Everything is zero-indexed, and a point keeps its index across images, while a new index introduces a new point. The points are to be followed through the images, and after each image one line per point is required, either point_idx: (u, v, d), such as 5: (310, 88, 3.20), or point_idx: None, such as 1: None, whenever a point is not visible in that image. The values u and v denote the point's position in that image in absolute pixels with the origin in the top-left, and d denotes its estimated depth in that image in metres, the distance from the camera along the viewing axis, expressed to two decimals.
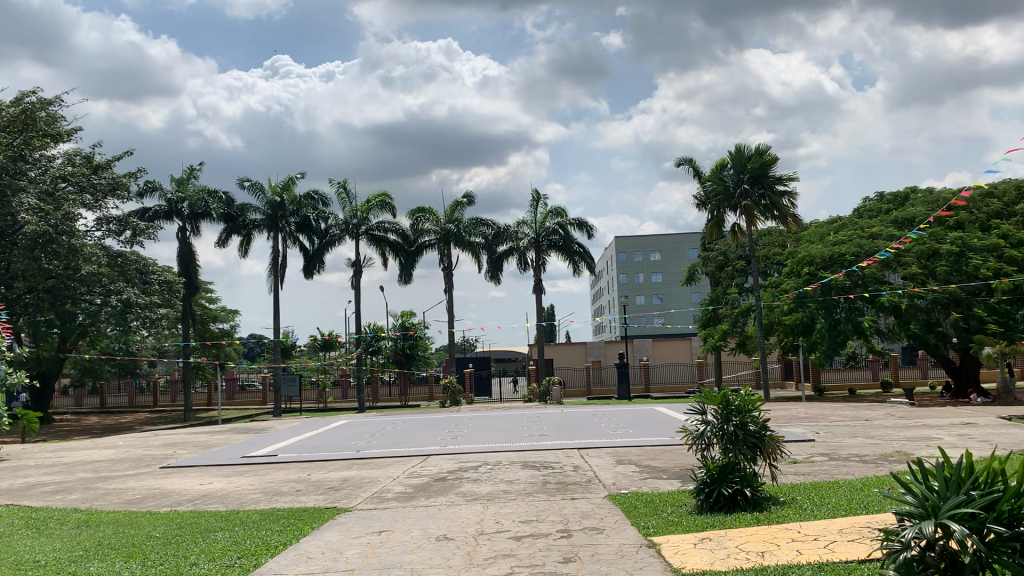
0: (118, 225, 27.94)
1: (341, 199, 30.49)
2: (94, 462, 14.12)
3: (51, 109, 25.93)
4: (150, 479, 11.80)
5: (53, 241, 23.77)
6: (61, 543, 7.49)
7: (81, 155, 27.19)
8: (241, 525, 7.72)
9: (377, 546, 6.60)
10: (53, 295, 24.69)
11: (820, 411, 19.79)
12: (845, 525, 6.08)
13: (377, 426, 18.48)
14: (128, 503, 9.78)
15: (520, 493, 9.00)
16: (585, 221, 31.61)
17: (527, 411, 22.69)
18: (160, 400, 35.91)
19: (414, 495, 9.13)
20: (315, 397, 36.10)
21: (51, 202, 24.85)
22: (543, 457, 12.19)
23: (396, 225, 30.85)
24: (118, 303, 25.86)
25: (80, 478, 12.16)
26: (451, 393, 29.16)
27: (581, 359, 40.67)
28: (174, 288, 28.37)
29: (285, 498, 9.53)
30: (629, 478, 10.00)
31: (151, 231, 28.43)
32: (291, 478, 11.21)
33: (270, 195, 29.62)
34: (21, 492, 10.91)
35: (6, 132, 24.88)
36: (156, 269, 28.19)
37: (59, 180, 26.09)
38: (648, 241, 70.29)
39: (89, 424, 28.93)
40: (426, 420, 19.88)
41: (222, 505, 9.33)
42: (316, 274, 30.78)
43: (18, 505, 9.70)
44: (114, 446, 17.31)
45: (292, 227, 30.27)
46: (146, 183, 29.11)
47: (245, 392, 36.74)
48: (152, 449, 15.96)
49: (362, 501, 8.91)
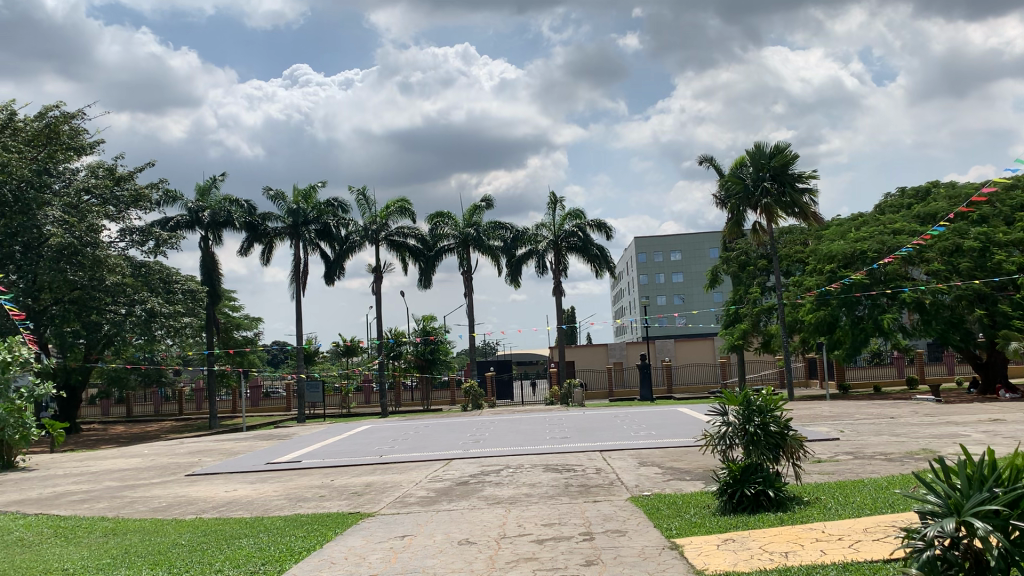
0: (141, 235, 28.25)
1: (360, 205, 30.65)
2: (121, 470, 14.32)
3: (74, 123, 26.29)
4: (177, 487, 11.95)
5: (77, 253, 24.11)
6: (89, 551, 7.59)
7: (104, 167, 27.52)
8: (266, 532, 7.79)
9: (400, 551, 6.62)
10: (79, 306, 25.11)
11: (844, 409, 19.65)
12: (870, 525, 6.02)
13: (401, 431, 18.57)
14: (154, 511, 9.90)
15: (543, 497, 9.00)
16: (604, 222, 31.53)
17: (549, 414, 22.69)
18: (185, 409, 36.27)
19: (437, 499, 9.16)
20: (338, 403, 36.25)
21: (75, 215, 25.19)
22: (565, 459, 12.17)
23: (415, 229, 30.97)
24: (142, 312, 26.06)
25: (108, 487, 12.33)
26: (473, 397, 29.17)
27: (604, 361, 40.57)
28: (197, 297, 28.56)
29: (309, 503, 9.59)
30: (652, 480, 9.98)
31: (174, 241, 28.67)
32: (315, 483, 11.29)
33: (290, 204, 29.86)
34: (50, 502, 11.06)
35: (31, 146, 25.31)
36: (179, 279, 28.45)
37: (83, 192, 26.44)
38: (669, 241, 70.09)
39: (115, 432, 29.27)
40: (449, 424, 19.93)
41: (247, 511, 9.41)
42: (337, 280, 30.95)
43: (47, 514, 9.86)
44: (141, 454, 17.53)
45: (312, 234, 30.45)
46: (168, 194, 29.43)
47: (269, 399, 37.00)
48: (178, 457, 16.14)
49: (385, 506, 8.95)
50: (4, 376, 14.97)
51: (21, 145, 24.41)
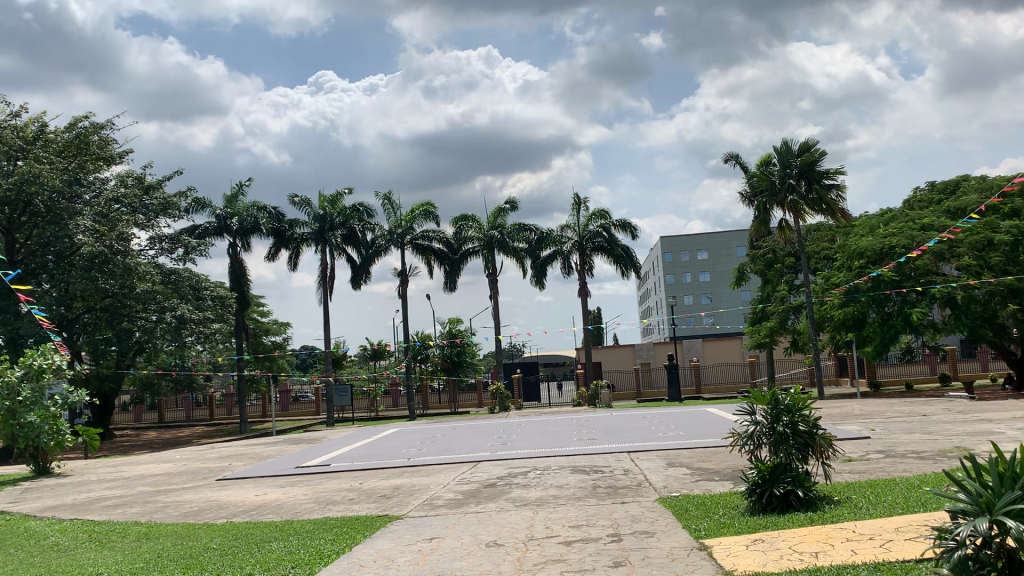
0: (170, 243, 28.60)
1: (385, 210, 30.80)
2: (154, 475, 14.50)
3: (103, 133, 26.67)
4: (208, 491, 12.08)
5: (109, 261, 24.44)
6: (122, 555, 7.70)
7: (133, 176, 27.86)
8: (295, 535, 7.84)
9: (428, 553, 6.64)
10: (111, 313, 25.49)
11: (875, 407, 19.43)
12: (901, 524, 5.94)
13: (429, 434, 18.64)
14: (185, 515, 10.01)
15: (571, 498, 8.98)
16: (629, 222, 31.42)
17: (575, 415, 22.67)
18: (216, 414, 36.70)
19: (464, 502, 9.18)
20: (366, 407, 36.42)
21: (105, 224, 25.54)
22: (592, 461, 12.13)
23: (439, 233, 31.06)
24: (172, 319, 26.45)
25: (140, 491, 12.48)
26: (499, 399, 29.17)
27: (631, 361, 40.43)
28: (226, 303, 28.87)
29: (338, 507, 9.65)
30: (681, 481, 9.91)
31: (203, 248, 28.98)
32: (343, 487, 11.35)
33: (317, 209, 30.07)
34: (84, 507, 11.23)
35: (61, 157, 25.69)
36: (208, 286, 28.75)
37: (113, 202, 26.81)
38: (695, 241, 69.70)
39: (148, 438, 29.67)
40: (476, 427, 19.96)
41: (277, 515, 9.49)
42: (363, 284, 31.11)
43: (82, 520, 10.00)
44: (172, 459, 17.75)
45: (339, 239, 30.64)
46: (196, 202, 29.76)
47: (299, 404, 37.31)
48: (209, 462, 16.31)
49: (413, 509, 8.98)
50: (38, 383, 15.32)
51: (52, 156, 24.79)
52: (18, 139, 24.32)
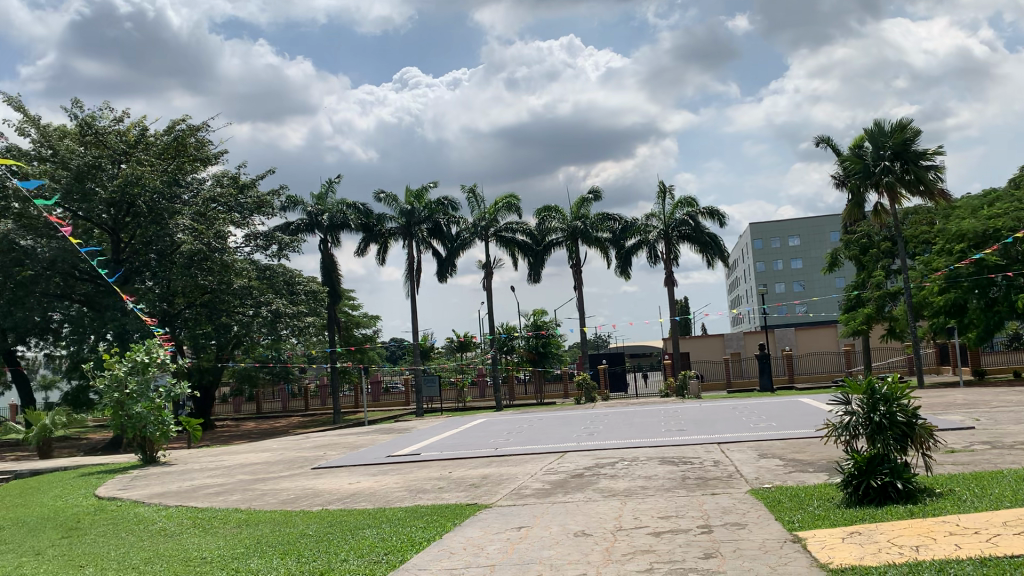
0: (265, 240, 29.53)
1: (470, 203, 31.06)
2: (253, 464, 15.05)
3: (199, 135, 27.69)
4: (304, 479, 12.46)
5: (207, 258, 25.39)
6: (224, 540, 8.02)
7: (228, 176, 28.85)
8: (387, 523, 8.03)
9: (516, 542, 6.70)
10: (210, 309, 26.48)
11: (981, 397, 18.58)
12: (1010, 518, 5.68)
13: (516, 424, 18.76)
14: (282, 503, 10.34)
15: (660, 489, 8.90)
16: (716, 209, 30.86)
17: (664, 406, 22.45)
18: (310, 404, 37.80)
19: (552, 492, 9.21)
20: (454, 398, 36.91)
21: (203, 223, 26.50)
22: (681, 452, 11.99)
23: (523, 224, 31.16)
24: (268, 313, 27.30)
25: (241, 479, 12.97)
26: (586, 390, 29.10)
27: (720, 351, 39.75)
28: (319, 297, 29.67)
29: (428, 495, 9.82)
30: (773, 472, 9.70)
31: (295, 244, 29.82)
32: (433, 476, 11.54)
33: (402, 204, 30.55)
34: (189, 494, 11.73)
35: (161, 159, 26.79)
36: (301, 280, 29.55)
37: (210, 201, 27.80)
38: (786, 226, 67.93)
39: (248, 428, 30.81)
40: (564, 417, 19.99)
41: (370, 503, 9.72)
42: (449, 277, 31.46)
43: (187, 506, 10.46)
44: (270, 449, 18.39)
45: (424, 233, 31.07)
46: (288, 199, 30.62)
47: (389, 395, 38.07)
48: (305, 451, 16.83)
49: (502, 498, 9.06)
50: (144, 375, 16.10)
51: (152, 158, 25.88)
52: (121, 143, 25.49)
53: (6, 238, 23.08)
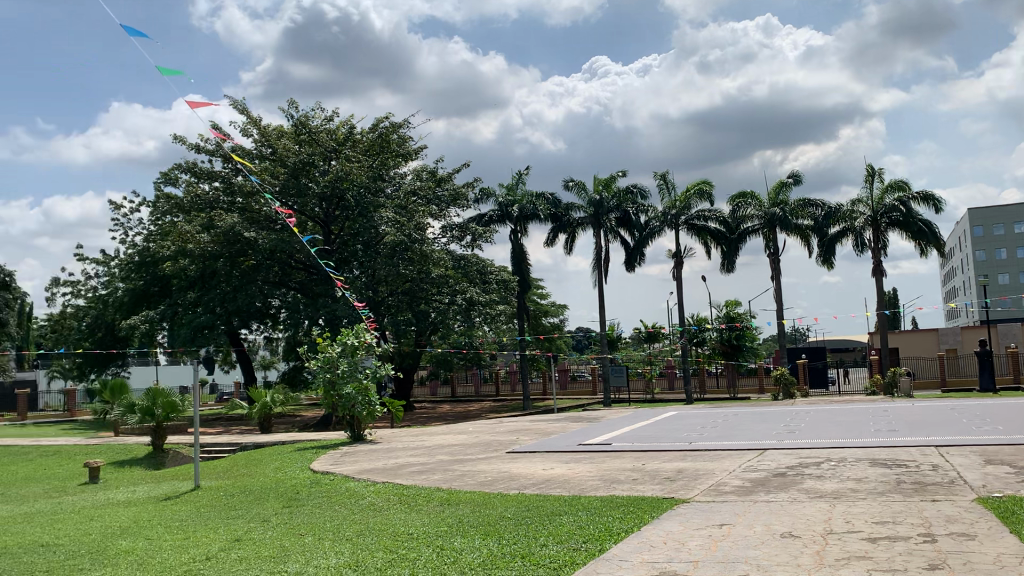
0: (460, 231, 30.52)
1: (661, 191, 30.58)
2: (451, 445, 15.61)
3: (402, 131, 28.96)
4: (499, 463, 12.75)
5: (407, 249, 26.59)
6: (429, 518, 8.35)
7: (427, 170, 30.04)
8: (585, 511, 8.05)
9: (719, 539, 6.50)
10: (411, 296, 27.74)
11: None
12: None
13: (709, 418, 18.28)
14: (480, 485, 10.63)
15: (873, 493, 8.33)
16: (931, 194, 28.59)
17: (870, 404, 21.12)
18: (501, 390, 38.79)
19: (753, 490, 8.86)
20: (643, 388, 36.60)
21: (404, 215, 27.73)
22: (894, 454, 11.20)
23: (716, 212, 30.28)
24: (462, 301, 28.25)
25: (440, 460, 13.48)
26: (783, 385, 27.90)
27: (933, 347, 36.85)
28: (509, 285, 30.34)
29: (623, 486, 9.76)
30: (1003, 481, 8.84)
31: (488, 234, 30.60)
32: (627, 467, 11.46)
33: (591, 194, 30.54)
34: (393, 471, 12.33)
35: (366, 156, 28.28)
36: (493, 269, 30.30)
37: (410, 194, 29.09)
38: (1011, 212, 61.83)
39: (444, 411, 32.05)
40: (760, 413, 19.26)
41: (565, 490, 9.78)
42: (638, 266, 31.16)
43: (392, 482, 10.99)
44: (466, 431, 18.98)
45: (613, 222, 30.94)
46: (481, 191, 31.45)
47: (577, 383, 38.33)
48: (499, 435, 17.24)
49: (700, 493, 8.83)
50: (353, 357, 17.10)
51: (359, 155, 27.38)
52: (331, 141, 27.20)
53: (234, 230, 25.31)
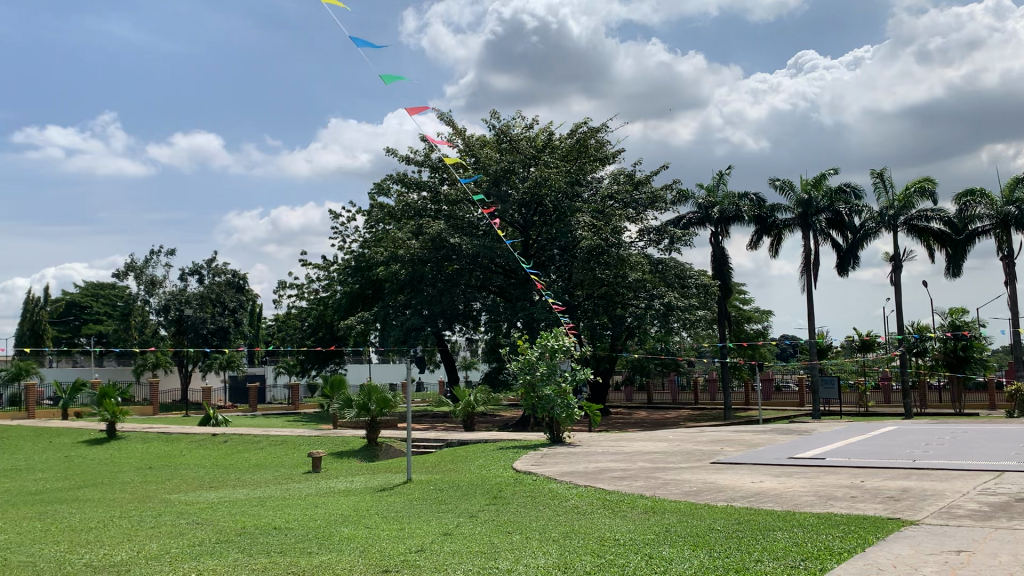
0: (657, 234, 30.10)
1: (877, 189, 28.68)
2: (652, 453, 15.39)
3: (600, 136, 29.00)
4: (704, 473, 12.41)
5: (604, 253, 26.53)
6: (634, 524, 8.25)
7: (625, 173, 29.89)
8: (800, 527, 7.63)
9: (957, 567, 5.94)
10: (607, 300, 27.96)
11: None
12: None
13: (935, 436, 16.86)
14: (686, 494, 10.38)
15: None
16: None
17: None
18: (700, 398, 37.91)
19: (993, 515, 8.05)
20: (853, 402, 34.44)
21: (602, 219, 27.68)
22: None
23: (940, 211, 27.97)
24: (661, 306, 27.57)
25: (642, 467, 13.31)
26: (1019, 402, 25.29)
27: None
28: (709, 291, 29.52)
29: (841, 503, 9.19)
30: None
31: (687, 238, 29.97)
32: (844, 483, 10.78)
33: (798, 194, 29.20)
34: (595, 475, 12.32)
35: (565, 161, 28.51)
36: (693, 274, 29.54)
37: (608, 198, 29.08)
38: None
39: (641, 417, 31.73)
40: (997, 432, 17.53)
41: (776, 504, 9.35)
42: (851, 271, 29.40)
43: (596, 487, 10.98)
44: (667, 439, 18.66)
45: (823, 224, 29.41)
46: (680, 193, 30.90)
47: (782, 393, 36.72)
48: (701, 444, 16.81)
49: (930, 515, 8.14)
50: (552, 361, 17.31)
51: (557, 160, 27.70)
52: (531, 148, 27.79)
53: (440, 237, 26.41)
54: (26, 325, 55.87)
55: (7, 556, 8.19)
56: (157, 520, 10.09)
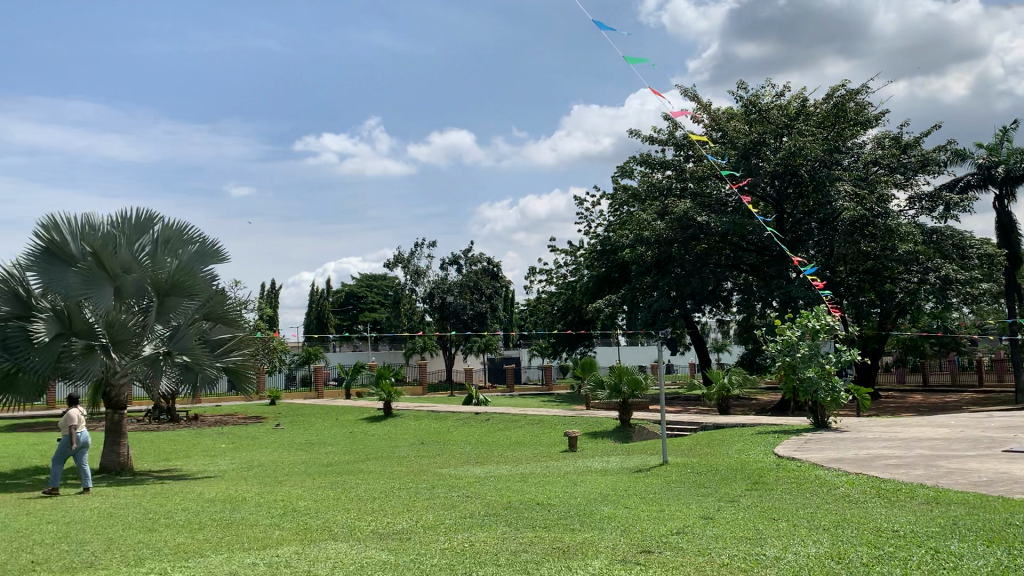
0: (930, 201, 27.54)
1: None
2: (932, 439, 14.16)
3: (859, 98, 27.03)
4: (995, 462, 11.22)
5: (869, 225, 24.44)
6: (915, 516, 7.62)
7: (889, 137, 27.47)
8: None
9: None
10: (874, 275, 26.25)
11: None
12: None
13: None
14: (975, 485, 9.44)
15: None
16: None
17: None
18: (985, 380, 34.34)
19: None
20: None
21: (865, 187, 25.67)
22: None
23: None
24: (937, 280, 25.15)
25: (920, 454, 12.29)
26: None
27: None
28: (995, 261, 26.65)
29: None
30: None
31: (966, 204, 27.10)
32: None
33: None
34: (865, 462, 11.54)
35: (821, 128, 26.83)
36: (974, 244, 26.75)
37: (871, 165, 26.68)
38: None
39: (915, 401, 29.31)
40: None
41: None
42: None
43: (869, 474, 10.29)
44: (948, 425, 17.09)
45: None
46: (955, 153, 28.06)
47: None
48: (991, 431, 15.19)
49: None
50: (814, 341, 16.50)
51: (811, 128, 26.12)
52: (783, 117, 26.53)
53: (687, 215, 25.81)
54: (313, 314, 62.29)
55: (305, 520, 9.19)
56: (432, 492, 10.83)
